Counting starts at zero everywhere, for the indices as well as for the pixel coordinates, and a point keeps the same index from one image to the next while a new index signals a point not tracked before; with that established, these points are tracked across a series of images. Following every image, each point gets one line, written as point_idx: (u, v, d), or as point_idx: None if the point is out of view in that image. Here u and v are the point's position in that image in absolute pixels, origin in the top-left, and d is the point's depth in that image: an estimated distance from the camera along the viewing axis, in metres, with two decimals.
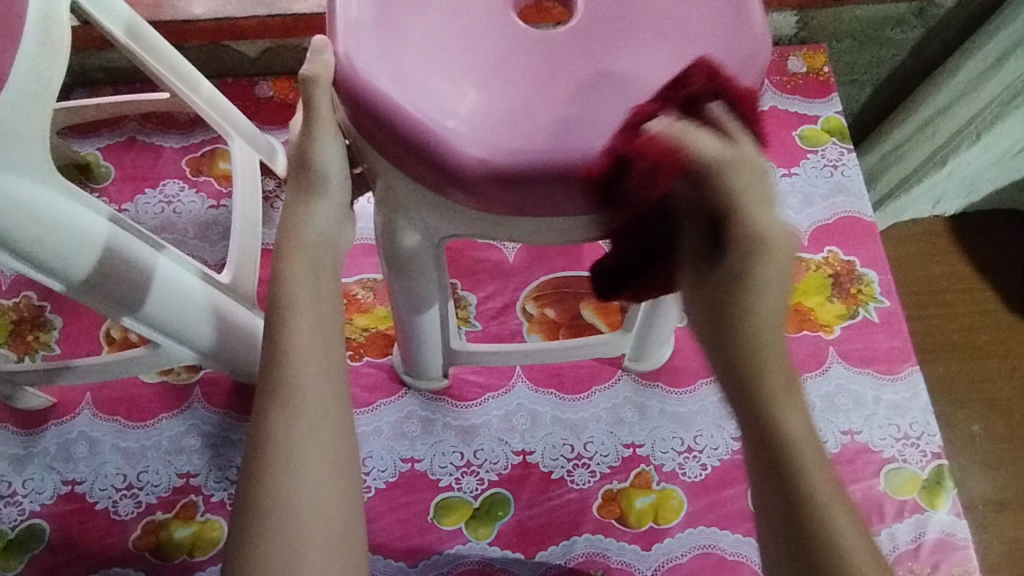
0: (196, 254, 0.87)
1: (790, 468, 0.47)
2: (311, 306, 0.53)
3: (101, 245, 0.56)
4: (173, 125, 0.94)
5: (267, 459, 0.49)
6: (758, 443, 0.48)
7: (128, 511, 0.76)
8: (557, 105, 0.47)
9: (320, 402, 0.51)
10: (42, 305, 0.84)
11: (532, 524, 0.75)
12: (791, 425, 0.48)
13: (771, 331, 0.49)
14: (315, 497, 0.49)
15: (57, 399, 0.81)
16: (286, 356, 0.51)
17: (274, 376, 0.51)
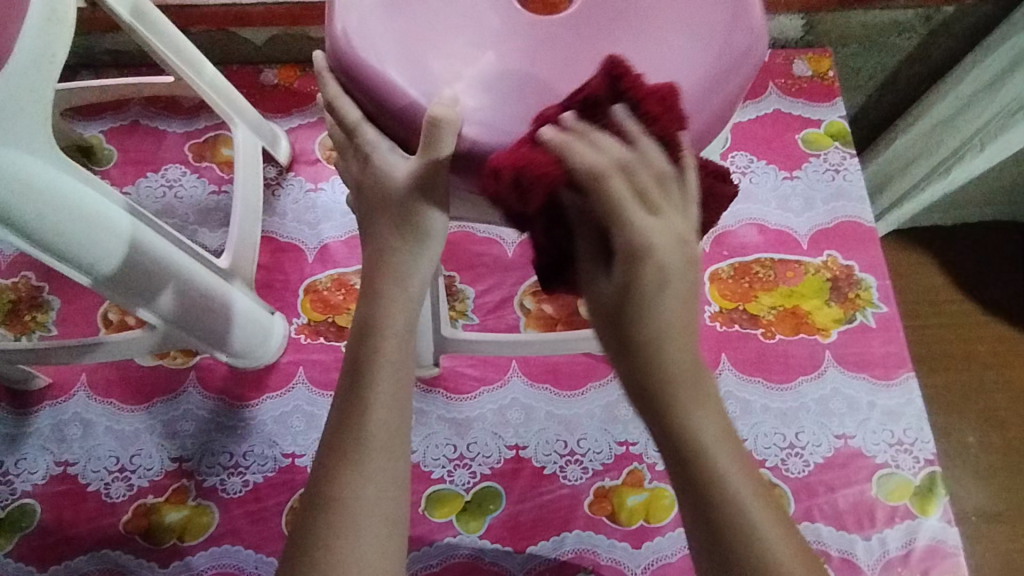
0: (195, 240, 0.87)
1: (703, 476, 0.45)
2: (401, 299, 0.52)
3: (102, 226, 0.56)
4: (177, 109, 0.94)
5: (342, 452, 0.49)
6: (666, 444, 0.47)
7: (119, 494, 0.76)
8: (552, 90, 0.46)
9: (399, 411, 0.51)
10: (40, 286, 0.84)
11: (523, 518, 0.75)
12: (704, 432, 0.46)
13: (672, 342, 0.47)
14: (384, 505, 0.49)
15: (53, 380, 0.81)
16: (374, 343, 0.52)
17: (360, 379, 0.51)
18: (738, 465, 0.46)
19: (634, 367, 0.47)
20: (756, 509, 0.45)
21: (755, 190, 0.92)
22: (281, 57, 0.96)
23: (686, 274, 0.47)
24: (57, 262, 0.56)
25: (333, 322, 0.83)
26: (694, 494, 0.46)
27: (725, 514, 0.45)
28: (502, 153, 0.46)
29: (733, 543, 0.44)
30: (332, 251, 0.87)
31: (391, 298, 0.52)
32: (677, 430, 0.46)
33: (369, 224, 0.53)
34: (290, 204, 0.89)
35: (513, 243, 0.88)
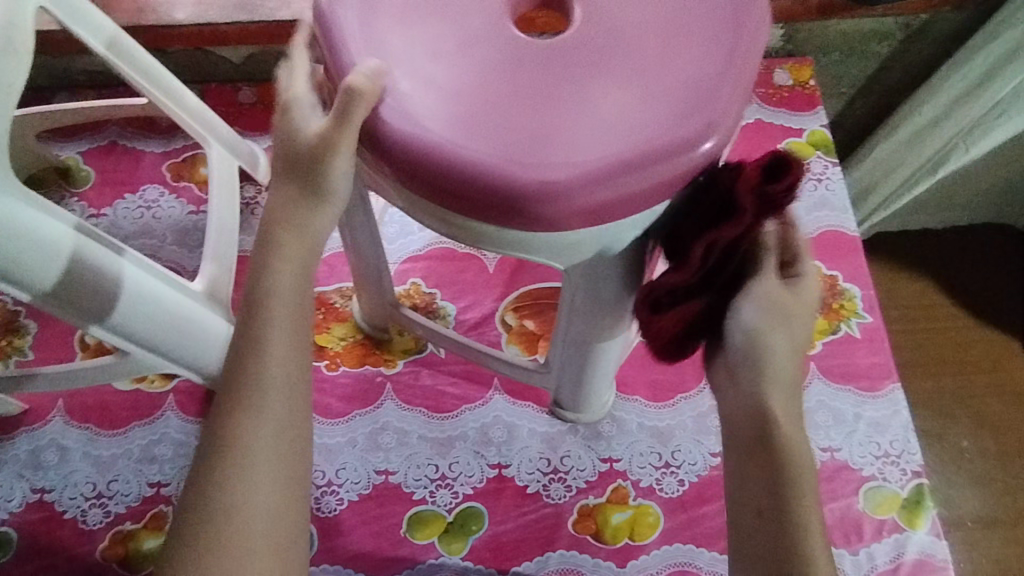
0: (173, 261, 0.86)
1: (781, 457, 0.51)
2: (299, 249, 0.52)
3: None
4: (155, 129, 0.93)
5: (238, 392, 0.50)
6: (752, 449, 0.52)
7: (96, 521, 0.75)
8: (522, 115, 0.46)
9: (280, 411, 0.50)
10: (17, 310, 0.84)
11: (506, 539, 0.74)
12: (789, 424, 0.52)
13: (787, 356, 0.54)
14: (280, 440, 0.49)
15: (30, 406, 0.80)
16: (268, 287, 0.51)
17: (252, 321, 0.51)
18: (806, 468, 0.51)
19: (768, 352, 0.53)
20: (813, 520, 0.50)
21: None
22: (260, 76, 0.96)
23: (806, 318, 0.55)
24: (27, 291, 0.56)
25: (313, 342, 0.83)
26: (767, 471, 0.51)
27: (788, 493, 0.50)
28: (467, 176, 0.45)
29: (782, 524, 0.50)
30: None
31: (285, 242, 0.52)
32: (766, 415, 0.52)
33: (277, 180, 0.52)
34: None
35: (495, 259, 0.87)
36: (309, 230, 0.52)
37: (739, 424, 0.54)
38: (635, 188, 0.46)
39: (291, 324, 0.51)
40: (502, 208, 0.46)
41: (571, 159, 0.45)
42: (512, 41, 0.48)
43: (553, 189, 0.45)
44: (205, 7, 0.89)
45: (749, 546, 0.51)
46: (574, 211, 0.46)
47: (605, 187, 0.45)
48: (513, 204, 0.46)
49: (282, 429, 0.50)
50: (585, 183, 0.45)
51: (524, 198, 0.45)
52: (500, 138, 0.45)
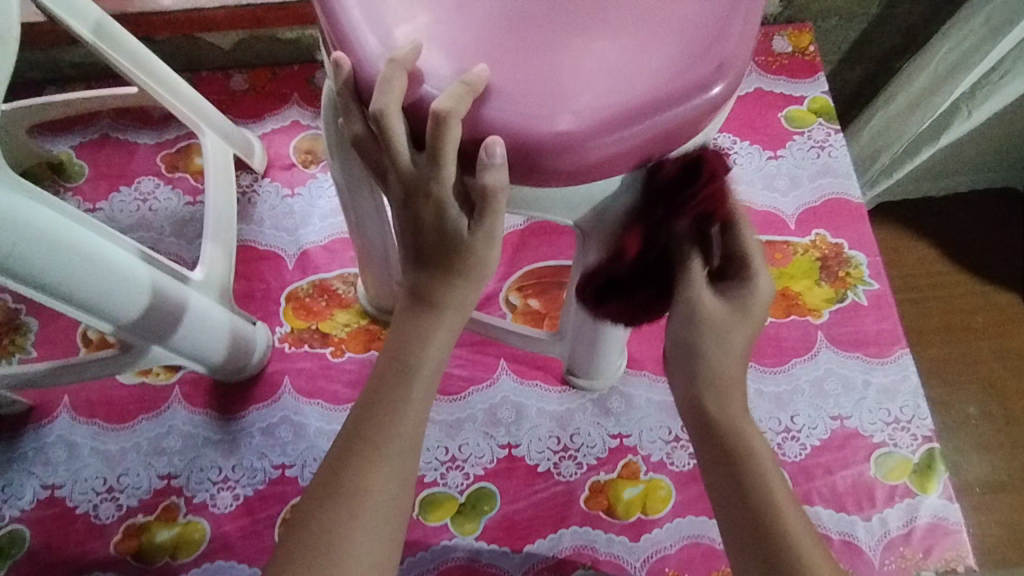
0: (172, 252, 0.85)
1: (734, 448, 0.55)
2: (460, 276, 0.52)
3: (64, 246, 0.54)
4: (147, 120, 0.92)
5: (386, 397, 0.53)
6: (708, 442, 0.56)
7: (109, 515, 0.75)
8: (524, 70, 0.45)
9: (421, 422, 0.53)
10: (17, 308, 0.83)
11: (519, 517, 0.74)
12: (739, 424, 0.56)
13: (717, 369, 0.56)
14: (403, 450, 0.52)
15: (36, 403, 0.80)
16: (436, 313, 0.53)
17: (411, 340, 0.53)
18: (765, 454, 0.55)
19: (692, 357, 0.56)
20: (772, 477, 0.53)
21: (740, 172, 0.90)
22: (249, 62, 0.94)
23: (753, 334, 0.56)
24: (26, 287, 0.54)
25: (317, 329, 0.82)
26: (719, 457, 0.55)
27: (751, 480, 0.53)
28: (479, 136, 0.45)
29: (749, 503, 0.53)
30: (311, 257, 0.85)
31: (464, 280, 0.52)
32: (716, 416, 0.56)
33: (395, 204, 0.51)
34: (267, 211, 0.88)
35: None
36: (457, 265, 0.51)
37: (693, 424, 0.58)
38: (643, 144, 0.45)
39: (441, 350, 0.54)
40: (510, 161, 0.45)
41: (572, 111, 0.44)
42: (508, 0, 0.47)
43: (567, 144, 0.44)
44: None
45: (732, 519, 0.53)
46: (579, 165, 0.45)
47: (617, 138, 0.45)
48: (517, 158, 0.45)
49: (418, 438, 0.53)
50: (600, 135, 0.44)
51: (539, 153, 0.45)
52: (497, 96, 0.45)
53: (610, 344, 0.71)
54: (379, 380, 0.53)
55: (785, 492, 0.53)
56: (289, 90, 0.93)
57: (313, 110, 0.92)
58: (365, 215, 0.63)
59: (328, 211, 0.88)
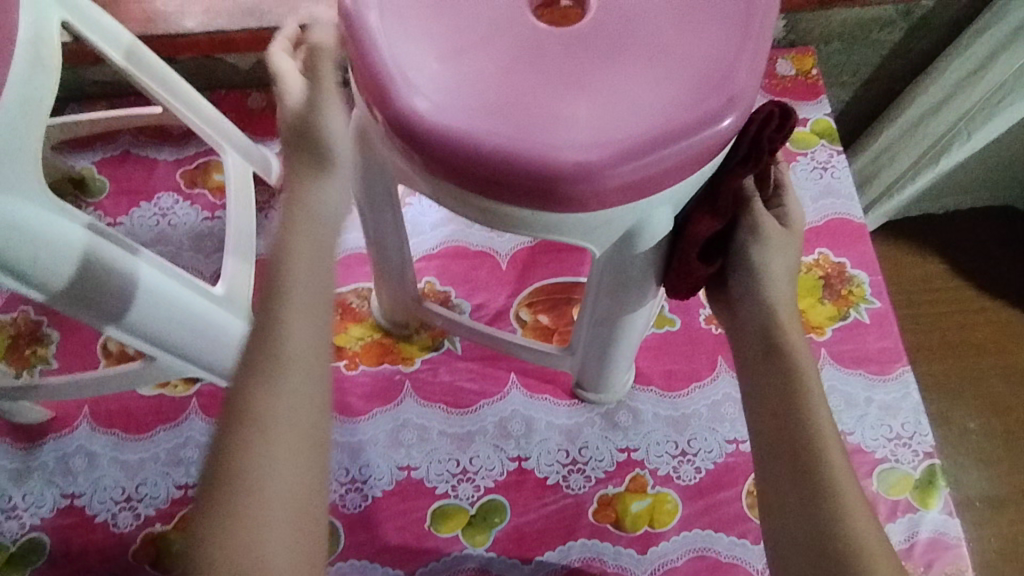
0: (191, 266, 0.88)
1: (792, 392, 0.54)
2: (312, 245, 0.50)
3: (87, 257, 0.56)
4: (167, 137, 0.95)
5: (256, 374, 0.45)
6: (782, 418, 0.53)
7: (127, 524, 0.76)
8: (539, 102, 0.47)
9: (310, 391, 0.46)
10: (39, 320, 0.85)
11: (529, 529, 0.76)
12: (799, 358, 0.56)
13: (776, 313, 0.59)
14: (297, 427, 0.45)
15: (56, 413, 0.81)
16: (286, 271, 0.48)
17: (274, 302, 0.48)
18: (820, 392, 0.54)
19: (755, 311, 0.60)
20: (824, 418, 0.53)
21: None
22: (267, 81, 0.97)
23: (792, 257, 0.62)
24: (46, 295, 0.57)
25: (332, 342, 0.84)
26: (777, 399, 0.54)
27: (806, 422, 0.52)
28: (496, 159, 0.47)
29: (802, 449, 0.51)
30: None
31: (293, 245, 0.49)
32: (776, 355, 0.56)
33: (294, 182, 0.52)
34: None
35: (506, 256, 0.88)
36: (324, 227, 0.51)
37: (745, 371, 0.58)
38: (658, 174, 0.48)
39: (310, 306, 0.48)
40: (531, 188, 0.47)
41: (587, 143, 0.46)
42: (527, 34, 0.50)
43: (581, 172, 0.46)
44: (214, 15, 0.90)
45: (778, 466, 0.52)
46: (595, 192, 0.47)
47: (629, 167, 0.47)
48: (536, 186, 0.47)
49: (308, 412, 0.46)
50: (614, 165, 0.46)
51: (553, 177, 0.47)
52: (516, 125, 0.47)
53: (619, 360, 0.73)
54: (247, 363, 0.46)
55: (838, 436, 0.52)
56: None
57: None
58: (383, 229, 0.65)
59: (343, 227, 0.90)
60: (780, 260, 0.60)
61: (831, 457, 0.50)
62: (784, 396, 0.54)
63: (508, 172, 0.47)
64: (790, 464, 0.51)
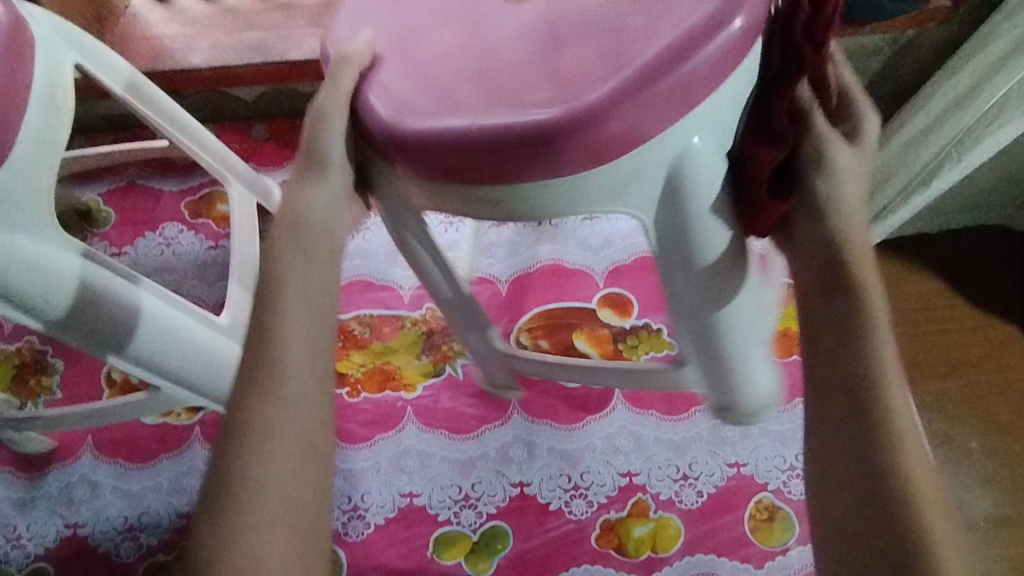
0: (194, 294, 0.89)
1: (871, 373, 0.44)
2: (305, 299, 0.48)
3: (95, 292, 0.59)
4: (173, 168, 0.96)
5: (245, 446, 0.44)
6: (844, 397, 0.45)
7: (129, 554, 0.76)
8: (513, 79, 0.47)
9: (309, 458, 0.45)
10: (44, 350, 0.86)
11: (531, 556, 0.76)
12: (881, 342, 0.45)
13: (850, 264, 0.48)
14: (293, 494, 0.43)
15: (60, 443, 0.82)
16: (278, 338, 0.46)
17: (264, 371, 0.46)
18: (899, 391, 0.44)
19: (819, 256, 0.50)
20: (903, 407, 0.44)
21: None
22: (271, 112, 0.99)
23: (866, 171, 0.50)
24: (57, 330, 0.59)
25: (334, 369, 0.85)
26: (848, 380, 0.44)
27: (880, 409, 0.43)
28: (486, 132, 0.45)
29: (871, 437, 0.43)
30: None
31: (282, 312, 0.47)
32: (853, 328, 0.46)
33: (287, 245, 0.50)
34: None
35: (505, 282, 0.90)
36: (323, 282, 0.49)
37: (808, 328, 0.48)
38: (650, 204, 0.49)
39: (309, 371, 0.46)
40: (528, 146, 0.45)
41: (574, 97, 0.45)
42: (499, 29, 0.50)
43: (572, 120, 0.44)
44: (219, 51, 0.92)
45: (836, 453, 0.43)
46: (608, 140, 0.45)
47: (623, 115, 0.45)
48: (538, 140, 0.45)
49: (313, 477, 0.45)
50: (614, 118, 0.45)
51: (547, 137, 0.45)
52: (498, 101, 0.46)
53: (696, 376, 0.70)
54: (232, 436, 0.44)
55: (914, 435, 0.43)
56: None
57: None
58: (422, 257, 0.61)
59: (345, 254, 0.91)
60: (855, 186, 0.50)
61: (907, 454, 0.42)
62: (855, 383, 0.45)
63: (513, 128, 0.45)
64: (858, 452, 0.43)
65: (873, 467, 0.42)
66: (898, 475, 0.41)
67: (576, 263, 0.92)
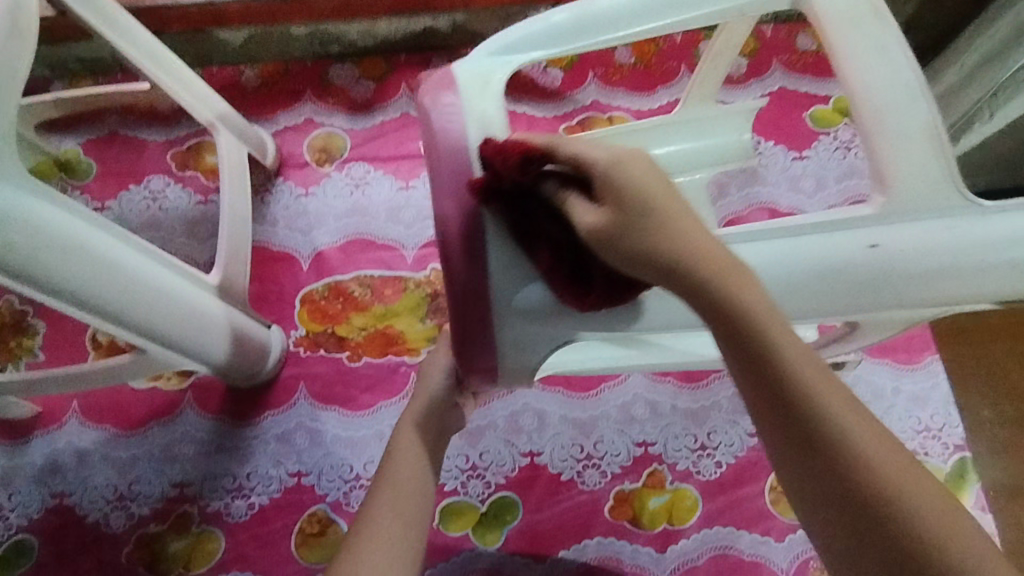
0: (183, 253, 0.83)
1: (784, 387, 0.36)
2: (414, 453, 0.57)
3: (58, 240, 0.49)
4: (156, 117, 0.90)
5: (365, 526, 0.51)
6: (751, 369, 0.38)
7: (119, 524, 0.73)
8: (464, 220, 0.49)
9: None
10: (24, 310, 0.81)
11: (542, 528, 0.73)
12: (782, 351, 0.37)
13: (711, 278, 0.39)
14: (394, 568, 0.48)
15: (43, 408, 0.77)
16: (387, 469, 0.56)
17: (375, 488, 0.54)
18: (829, 383, 0.36)
19: (698, 296, 0.40)
20: (837, 410, 0.36)
21: (765, 172, 0.88)
22: (261, 57, 0.92)
23: (668, 196, 0.42)
24: (17, 284, 0.50)
25: (333, 333, 0.80)
26: (777, 411, 0.37)
27: (812, 422, 0.36)
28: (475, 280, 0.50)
29: (818, 464, 0.35)
30: (326, 259, 0.83)
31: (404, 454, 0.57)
32: (745, 353, 0.38)
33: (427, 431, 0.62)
34: (281, 211, 0.86)
35: None
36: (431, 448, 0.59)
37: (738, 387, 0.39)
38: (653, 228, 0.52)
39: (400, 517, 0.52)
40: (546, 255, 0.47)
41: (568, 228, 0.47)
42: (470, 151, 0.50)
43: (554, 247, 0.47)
44: None
45: (812, 502, 0.36)
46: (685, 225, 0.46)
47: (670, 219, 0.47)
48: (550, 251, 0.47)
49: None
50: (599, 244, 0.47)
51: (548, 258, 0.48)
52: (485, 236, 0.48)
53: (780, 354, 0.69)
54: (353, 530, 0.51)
55: (864, 431, 0.35)
56: (302, 86, 0.91)
57: (328, 107, 0.90)
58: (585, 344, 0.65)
59: (343, 210, 0.85)
60: (672, 212, 0.42)
61: (850, 456, 0.35)
62: (767, 385, 0.37)
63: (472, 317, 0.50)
64: (816, 485, 0.36)
65: (847, 498, 0.34)
66: (861, 473, 0.34)
67: None
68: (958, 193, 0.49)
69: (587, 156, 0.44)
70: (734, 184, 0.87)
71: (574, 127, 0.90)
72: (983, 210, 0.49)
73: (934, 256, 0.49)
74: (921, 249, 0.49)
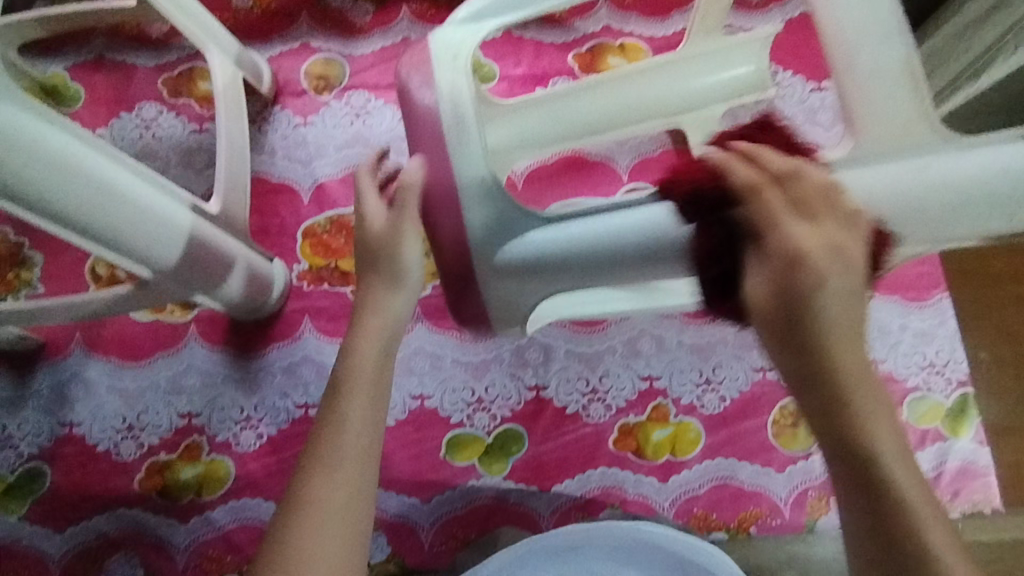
0: (180, 184, 0.81)
1: (855, 423, 0.42)
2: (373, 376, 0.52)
3: (38, 153, 0.48)
4: (145, 40, 0.85)
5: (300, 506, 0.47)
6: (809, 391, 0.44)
7: (130, 453, 0.74)
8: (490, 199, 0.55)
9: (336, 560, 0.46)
10: (20, 242, 0.79)
11: (547, 458, 0.74)
12: (847, 366, 0.43)
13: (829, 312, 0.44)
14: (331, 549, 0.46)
15: (47, 339, 0.77)
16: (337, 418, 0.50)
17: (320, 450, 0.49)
18: (869, 399, 0.43)
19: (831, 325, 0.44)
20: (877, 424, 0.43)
21: (781, 104, 0.84)
22: None
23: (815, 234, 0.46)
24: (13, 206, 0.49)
25: (336, 267, 0.79)
26: (835, 435, 0.43)
27: (857, 442, 0.42)
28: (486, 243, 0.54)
29: (869, 492, 0.42)
30: (328, 191, 0.81)
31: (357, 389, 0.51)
32: (835, 388, 0.43)
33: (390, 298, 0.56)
34: (280, 141, 0.83)
35: (521, 174, 0.83)
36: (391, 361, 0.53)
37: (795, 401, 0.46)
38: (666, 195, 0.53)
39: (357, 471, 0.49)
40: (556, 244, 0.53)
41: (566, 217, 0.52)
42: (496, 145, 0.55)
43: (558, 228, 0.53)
44: None
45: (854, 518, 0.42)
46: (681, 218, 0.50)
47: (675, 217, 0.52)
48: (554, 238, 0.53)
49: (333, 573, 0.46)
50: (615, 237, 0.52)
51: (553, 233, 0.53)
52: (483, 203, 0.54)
53: None
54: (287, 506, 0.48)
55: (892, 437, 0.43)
56: (298, 8, 0.87)
57: (325, 31, 0.86)
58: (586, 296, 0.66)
59: (343, 140, 0.82)
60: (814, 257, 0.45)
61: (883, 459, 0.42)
62: (825, 412, 0.44)
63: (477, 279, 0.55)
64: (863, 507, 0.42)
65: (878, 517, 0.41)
66: (892, 485, 0.41)
67: (596, 151, 0.84)
68: (933, 131, 0.48)
69: (770, 202, 0.47)
70: (748, 117, 0.84)
71: (583, 55, 0.86)
72: (965, 144, 0.47)
73: (916, 197, 0.47)
74: (897, 192, 0.47)
